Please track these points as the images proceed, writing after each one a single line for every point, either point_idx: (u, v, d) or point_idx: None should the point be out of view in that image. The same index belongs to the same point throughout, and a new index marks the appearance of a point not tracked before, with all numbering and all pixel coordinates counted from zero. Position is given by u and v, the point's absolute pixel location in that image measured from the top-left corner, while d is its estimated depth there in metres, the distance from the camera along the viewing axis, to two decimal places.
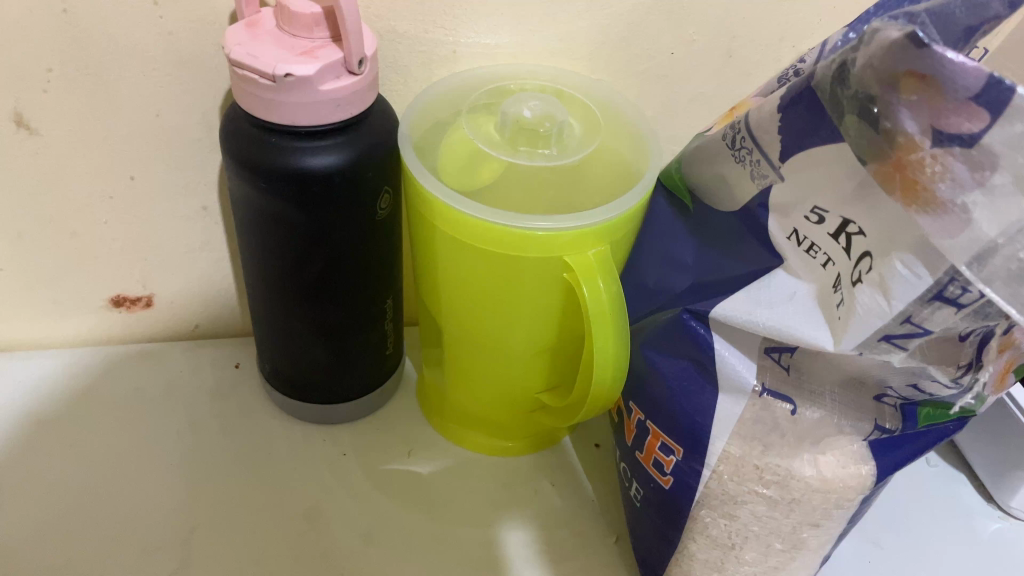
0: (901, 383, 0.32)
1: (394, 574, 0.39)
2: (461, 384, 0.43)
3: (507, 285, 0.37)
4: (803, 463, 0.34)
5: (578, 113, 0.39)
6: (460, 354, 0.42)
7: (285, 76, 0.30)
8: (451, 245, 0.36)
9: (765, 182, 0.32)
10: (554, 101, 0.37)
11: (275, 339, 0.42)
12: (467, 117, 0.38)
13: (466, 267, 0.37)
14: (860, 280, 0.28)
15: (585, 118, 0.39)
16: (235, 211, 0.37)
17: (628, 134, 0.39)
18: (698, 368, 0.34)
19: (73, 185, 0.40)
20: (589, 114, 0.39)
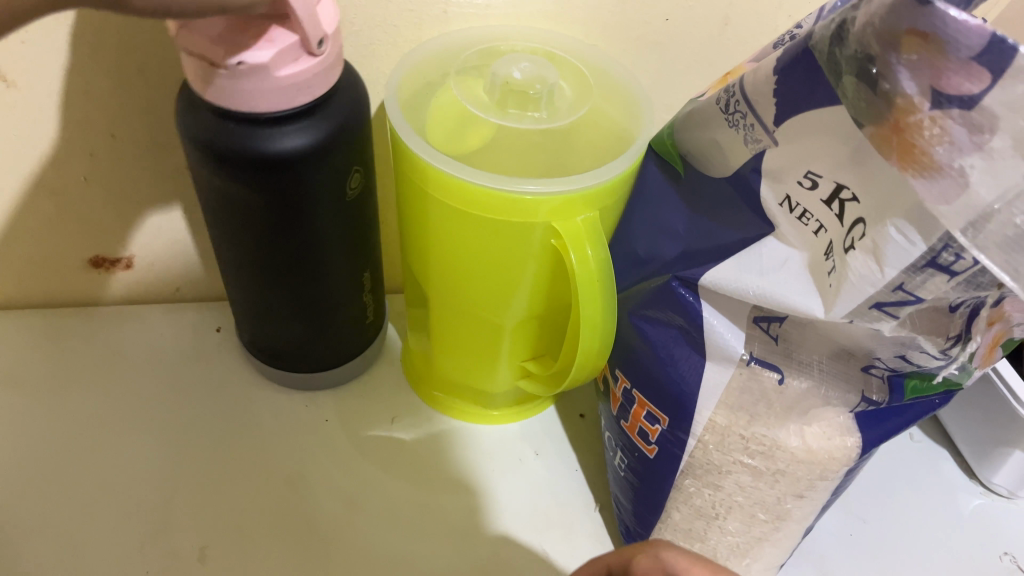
0: (889, 354, 0.31)
1: (375, 540, 0.39)
2: (447, 351, 0.43)
3: (497, 251, 0.36)
4: (790, 433, 0.34)
5: (568, 78, 0.38)
6: (448, 322, 0.41)
7: (237, 64, 0.29)
8: (437, 207, 0.36)
9: (760, 148, 0.31)
10: (544, 64, 0.37)
11: (255, 308, 0.41)
12: (457, 80, 0.37)
13: (455, 231, 0.36)
14: (852, 246, 0.28)
15: (576, 83, 0.38)
16: (201, 195, 0.36)
17: (618, 99, 0.38)
18: (687, 336, 0.34)
19: (52, 140, 0.39)
20: (579, 79, 0.38)
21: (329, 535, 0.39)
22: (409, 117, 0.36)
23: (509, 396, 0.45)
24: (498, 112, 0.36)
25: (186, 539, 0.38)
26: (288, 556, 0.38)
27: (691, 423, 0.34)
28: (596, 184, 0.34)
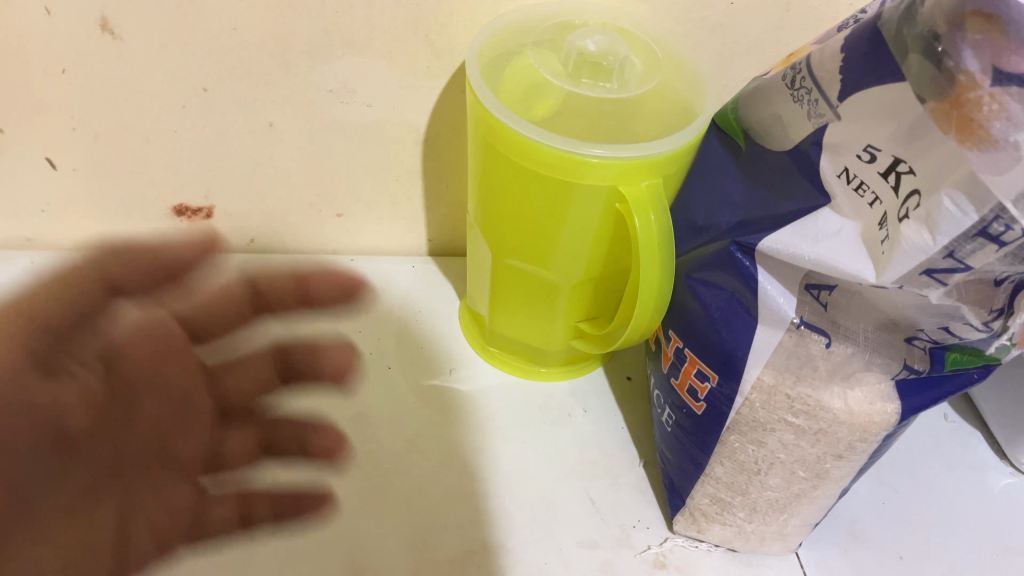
0: (932, 326, 0.33)
1: (434, 479, 0.42)
2: (507, 302, 0.46)
3: (562, 210, 0.38)
4: (833, 396, 0.36)
5: (638, 54, 0.40)
6: (507, 273, 0.44)
7: None
8: (505, 164, 0.38)
9: (821, 121, 0.33)
10: (617, 40, 0.39)
11: None
12: (534, 49, 0.40)
13: (526, 190, 0.38)
14: (906, 216, 0.29)
15: (646, 60, 0.40)
16: None
17: (685, 78, 0.40)
18: (739, 300, 0.36)
19: (148, 92, 0.42)
20: (649, 56, 0.40)
21: None
22: (490, 79, 0.39)
23: (562, 351, 0.47)
24: (570, 78, 0.38)
25: (260, 467, 0.41)
26: None
27: (740, 381, 0.37)
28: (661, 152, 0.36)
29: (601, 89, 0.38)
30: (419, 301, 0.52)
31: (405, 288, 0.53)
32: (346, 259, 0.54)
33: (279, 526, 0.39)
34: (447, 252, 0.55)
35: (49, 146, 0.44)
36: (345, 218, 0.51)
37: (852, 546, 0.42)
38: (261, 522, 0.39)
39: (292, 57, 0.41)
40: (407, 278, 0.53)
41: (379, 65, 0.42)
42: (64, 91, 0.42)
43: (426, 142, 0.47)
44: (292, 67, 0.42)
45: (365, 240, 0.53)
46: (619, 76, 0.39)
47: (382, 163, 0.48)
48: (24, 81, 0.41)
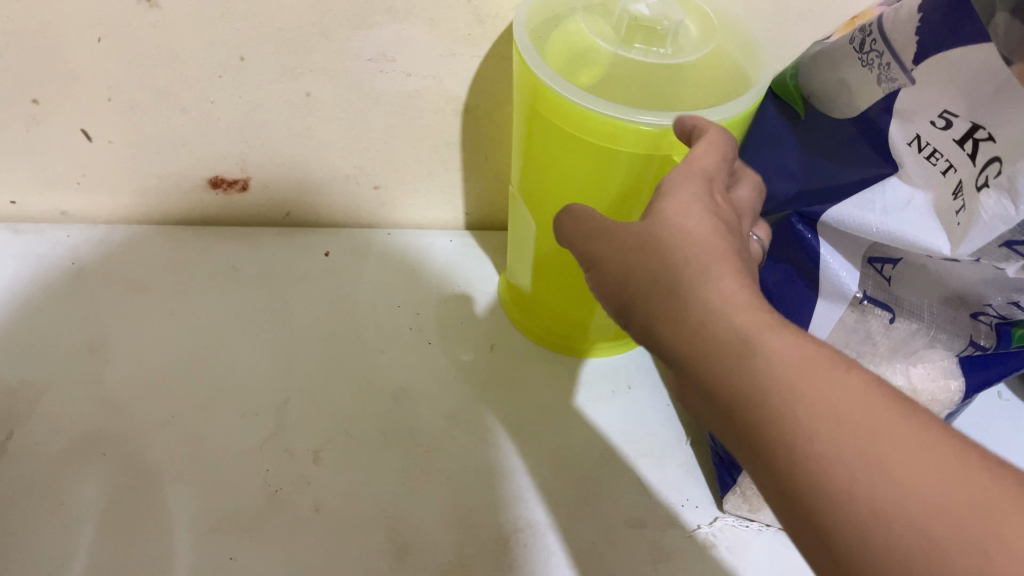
0: (1000, 300, 0.31)
1: (476, 457, 0.41)
2: (549, 278, 0.44)
3: (617, 177, 0.37)
4: (895, 372, 0.36)
5: (693, 21, 0.39)
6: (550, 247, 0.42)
7: None
8: (554, 130, 0.36)
9: (894, 86, 0.32)
10: (669, 6, 0.37)
11: None
12: (583, 15, 0.38)
13: (577, 156, 0.37)
14: (986, 184, 0.28)
15: (701, 27, 0.38)
16: None
17: (743, 44, 0.38)
18: (801, 273, 0.36)
19: (184, 60, 0.41)
20: (705, 23, 0.39)
21: (432, 449, 0.41)
22: (538, 43, 0.37)
23: (605, 332, 0.45)
24: (621, 44, 0.37)
25: (301, 443, 0.41)
26: (394, 465, 0.40)
27: None
28: (719, 119, 0.34)
29: (653, 55, 0.36)
30: (458, 275, 0.51)
31: (443, 261, 0.52)
32: (382, 233, 0.53)
33: (322, 503, 0.39)
34: (486, 226, 0.54)
35: (84, 115, 0.43)
36: (381, 190, 0.50)
37: None
38: (304, 498, 0.39)
39: (331, 24, 0.40)
40: (446, 251, 0.52)
41: (421, 32, 0.41)
42: (98, 60, 0.41)
43: (467, 111, 0.45)
44: (331, 33, 0.40)
45: (402, 212, 0.52)
46: (672, 42, 0.37)
47: (421, 134, 0.46)
48: (59, 48, 0.40)
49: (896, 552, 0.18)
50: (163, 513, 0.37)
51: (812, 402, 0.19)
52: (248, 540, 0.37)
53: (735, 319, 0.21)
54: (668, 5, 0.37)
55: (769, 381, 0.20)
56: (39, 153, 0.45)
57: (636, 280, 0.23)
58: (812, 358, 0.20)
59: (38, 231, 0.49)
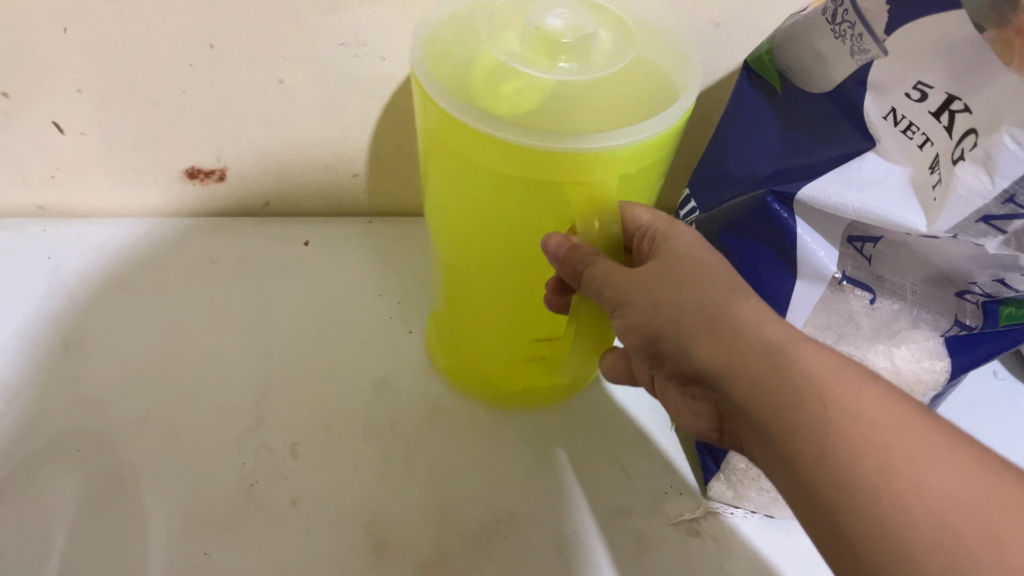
0: (986, 279, 0.31)
1: (459, 447, 0.41)
2: (471, 319, 0.39)
3: (564, 218, 0.31)
4: (877, 354, 0.35)
5: (610, 30, 0.34)
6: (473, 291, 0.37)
7: None
8: (468, 168, 0.30)
9: (866, 58, 0.31)
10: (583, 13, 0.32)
11: None
12: (487, 33, 0.33)
13: (513, 201, 0.30)
14: (962, 157, 0.27)
15: (615, 35, 0.33)
16: None
17: (671, 53, 0.33)
18: (776, 247, 0.33)
19: (153, 50, 0.40)
20: (621, 32, 0.34)
21: (412, 438, 0.41)
22: (440, 72, 0.31)
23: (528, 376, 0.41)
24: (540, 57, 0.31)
25: (278, 436, 0.40)
26: (374, 457, 0.40)
27: None
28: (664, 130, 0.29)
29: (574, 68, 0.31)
30: None
31: (425, 248, 0.51)
32: (363, 222, 0.52)
33: (301, 496, 0.38)
34: None
35: (55, 109, 0.43)
36: (360, 177, 0.50)
37: None
38: (283, 491, 0.38)
39: (301, 10, 0.39)
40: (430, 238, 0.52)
41: (393, 15, 0.40)
42: (66, 52, 0.40)
43: None
44: (302, 20, 0.40)
45: (386, 200, 0.52)
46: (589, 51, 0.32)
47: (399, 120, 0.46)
48: (25, 41, 0.39)
49: (933, 547, 0.21)
50: (138, 511, 0.37)
51: (841, 403, 0.23)
52: (223, 535, 0.36)
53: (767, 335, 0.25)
54: (580, 12, 0.32)
55: (802, 384, 0.24)
56: (13, 148, 0.45)
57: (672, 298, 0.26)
58: (831, 364, 0.24)
59: (15, 227, 0.49)
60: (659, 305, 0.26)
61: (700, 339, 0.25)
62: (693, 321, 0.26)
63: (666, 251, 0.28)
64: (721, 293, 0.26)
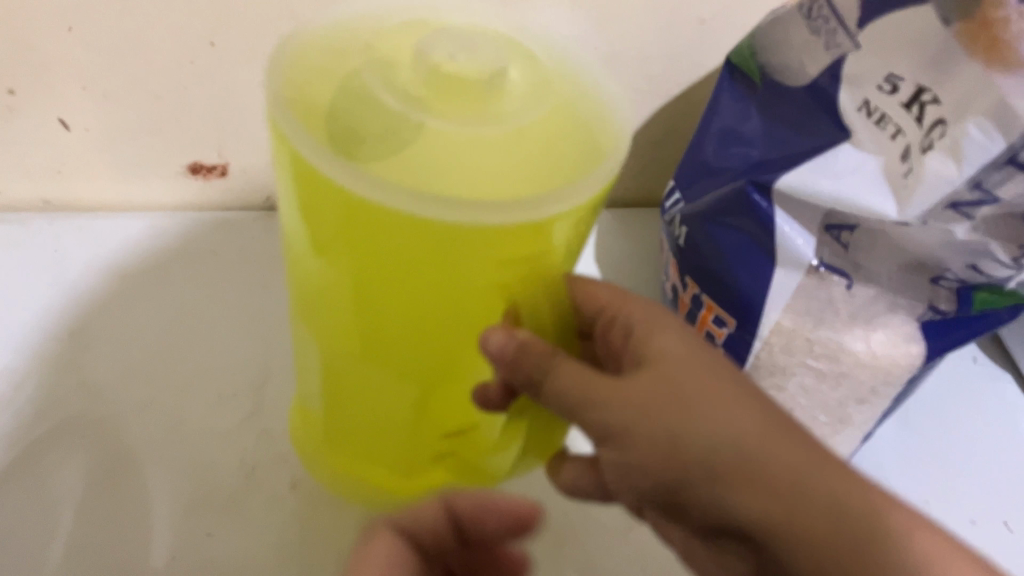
0: (960, 265, 0.32)
1: None
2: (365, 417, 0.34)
3: (487, 295, 0.26)
4: (855, 338, 0.35)
5: (518, 66, 0.26)
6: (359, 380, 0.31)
7: None
8: (365, 249, 0.24)
9: (839, 53, 0.32)
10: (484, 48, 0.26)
11: None
12: (363, 71, 0.25)
13: (424, 288, 0.25)
14: (931, 146, 0.29)
15: (525, 76, 0.26)
16: None
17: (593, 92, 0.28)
18: (757, 242, 0.35)
19: (155, 46, 0.41)
20: (531, 70, 0.27)
21: None
22: (306, 123, 0.23)
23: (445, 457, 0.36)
24: (438, 105, 0.24)
25: (278, 423, 0.42)
26: None
27: (757, 325, 0.36)
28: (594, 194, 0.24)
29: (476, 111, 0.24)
30: None
31: None
32: None
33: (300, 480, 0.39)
34: None
35: (59, 104, 0.44)
36: None
37: None
38: (280, 475, 0.40)
39: (300, 8, 0.40)
40: None
41: None
42: (70, 48, 0.41)
43: None
44: (302, 18, 0.41)
45: None
46: (494, 100, 0.24)
47: None
48: (30, 37, 0.40)
49: None
50: (141, 495, 0.38)
51: (861, 521, 0.23)
52: (225, 517, 0.38)
53: (787, 464, 0.23)
54: (481, 48, 0.25)
55: (828, 509, 0.23)
56: (17, 143, 0.46)
57: (685, 440, 0.24)
58: (837, 473, 0.24)
59: (17, 220, 0.50)
60: (675, 443, 0.24)
61: (730, 487, 0.23)
62: (734, 465, 0.23)
63: (661, 360, 0.25)
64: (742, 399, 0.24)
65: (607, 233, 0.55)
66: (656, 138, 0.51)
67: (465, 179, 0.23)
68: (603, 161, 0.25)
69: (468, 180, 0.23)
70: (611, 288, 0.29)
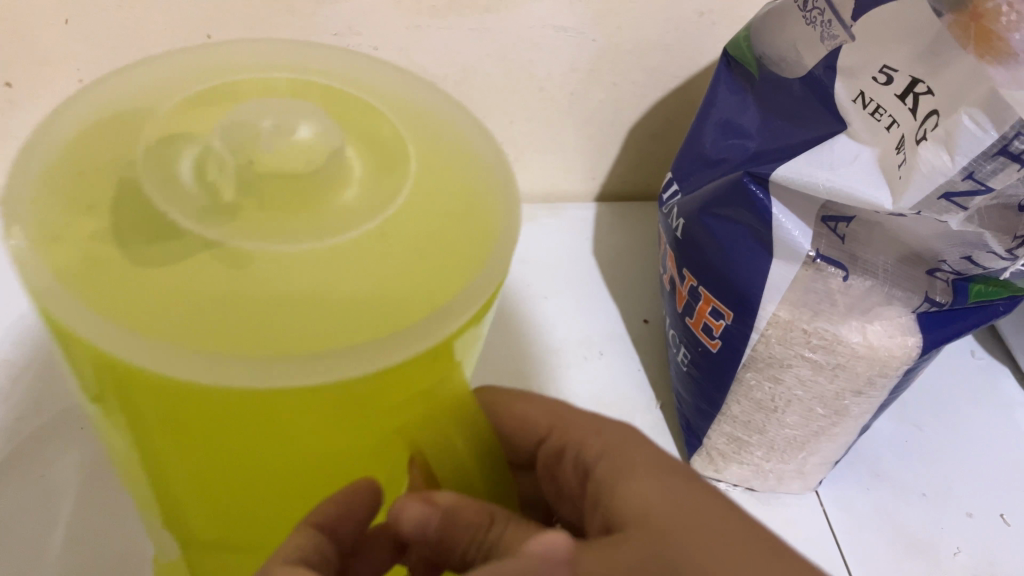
0: (955, 257, 0.32)
1: None
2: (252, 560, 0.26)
3: (391, 434, 0.22)
4: (851, 330, 0.35)
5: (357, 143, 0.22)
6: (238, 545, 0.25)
7: None
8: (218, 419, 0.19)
9: (835, 43, 0.32)
10: (291, 134, 0.20)
11: None
12: (154, 160, 0.20)
13: (274, 449, 0.20)
14: (924, 137, 0.29)
15: (359, 176, 0.21)
16: None
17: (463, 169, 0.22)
18: (754, 234, 0.35)
19: (154, 39, 0.42)
20: (377, 171, 0.21)
21: None
22: (86, 290, 0.18)
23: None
24: (240, 230, 0.19)
25: None
26: None
27: (756, 318, 0.36)
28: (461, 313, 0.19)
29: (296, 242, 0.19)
30: None
31: None
32: None
33: None
34: None
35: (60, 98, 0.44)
36: None
37: (875, 485, 0.42)
38: None
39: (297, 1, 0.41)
40: None
41: (386, 5, 0.42)
42: (71, 42, 0.41)
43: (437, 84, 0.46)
44: (299, 11, 0.41)
45: None
46: (322, 196, 0.20)
47: None
48: (31, 31, 0.41)
49: None
50: None
51: None
52: None
53: None
54: (282, 139, 0.20)
55: None
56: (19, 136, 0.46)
57: None
58: None
59: None
60: None
61: None
62: None
63: (644, 516, 0.22)
64: (730, 530, 0.21)
65: (606, 227, 0.55)
66: (655, 131, 0.51)
67: (285, 335, 0.18)
68: (481, 243, 0.21)
69: (288, 327, 0.18)
70: (545, 409, 0.28)
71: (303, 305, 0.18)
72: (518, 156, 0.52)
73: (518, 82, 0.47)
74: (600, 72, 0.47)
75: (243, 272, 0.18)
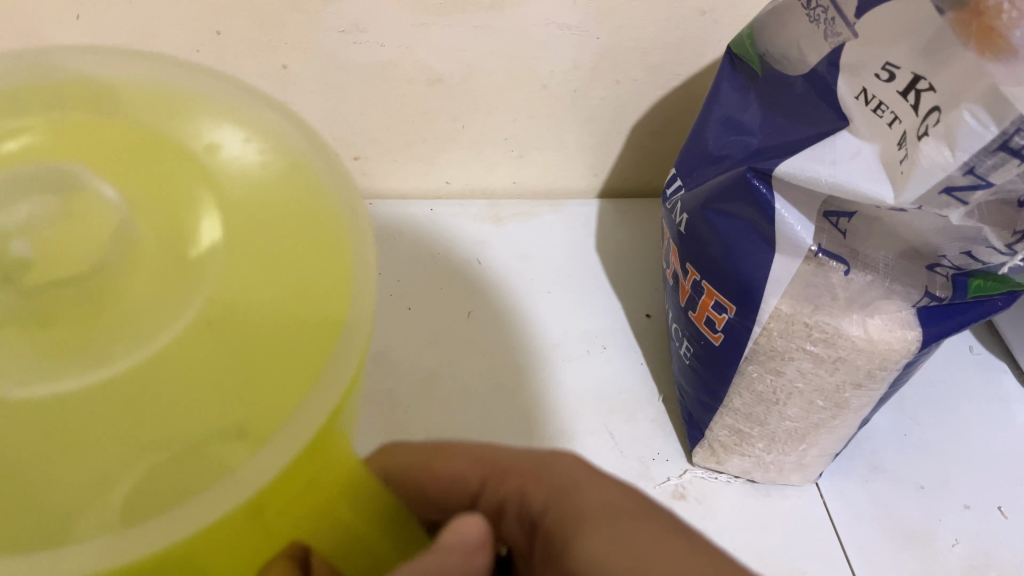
0: (955, 251, 0.32)
1: (455, 419, 0.43)
2: None
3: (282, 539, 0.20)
4: (852, 323, 0.35)
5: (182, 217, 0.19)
6: None
7: None
8: None
9: (838, 41, 0.33)
10: (84, 241, 0.18)
11: None
12: None
13: None
14: (926, 133, 0.29)
15: (161, 282, 0.18)
16: None
17: (308, 249, 0.20)
18: (757, 229, 0.35)
19: (160, 35, 0.42)
20: (183, 275, 0.18)
21: (409, 409, 0.44)
22: None
23: None
24: (12, 376, 0.17)
25: None
26: (373, 426, 0.42)
27: (758, 311, 0.36)
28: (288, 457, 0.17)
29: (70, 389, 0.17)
30: (438, 240, 0.53)
31: (424, 229, 0.53)
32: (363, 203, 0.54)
33: None
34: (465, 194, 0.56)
35: None
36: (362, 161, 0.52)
37: (873, 478, 0.43)
38: None
39: None
40: (426, 220, 0.54)
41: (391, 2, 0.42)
42: (78, 38, 0.42)
43: (440, 80, 0.47)
44: (304, 8, 0.41)
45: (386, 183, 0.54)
46: (116, 304, 0.18)
47: (397, 105, 0.48)
48: (39, 27, 0.41)
49: None
50: None
51: None
52: None
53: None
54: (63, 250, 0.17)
55: None
56: None
57: None
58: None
59: None
60: None
61: None
62: None
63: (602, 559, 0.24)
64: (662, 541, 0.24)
65: (608, 223, 0.56)
66: (657, 129, 0.52)
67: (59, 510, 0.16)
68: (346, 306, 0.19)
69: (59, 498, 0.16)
70: (474, 460, 0.29)
71: (119, 466, 0.16)
72: (521, 153, 0.53)
73: (521, 79, 0.47)
74: (602, 70, 0.47)
75: (19, 423, 0.17)
